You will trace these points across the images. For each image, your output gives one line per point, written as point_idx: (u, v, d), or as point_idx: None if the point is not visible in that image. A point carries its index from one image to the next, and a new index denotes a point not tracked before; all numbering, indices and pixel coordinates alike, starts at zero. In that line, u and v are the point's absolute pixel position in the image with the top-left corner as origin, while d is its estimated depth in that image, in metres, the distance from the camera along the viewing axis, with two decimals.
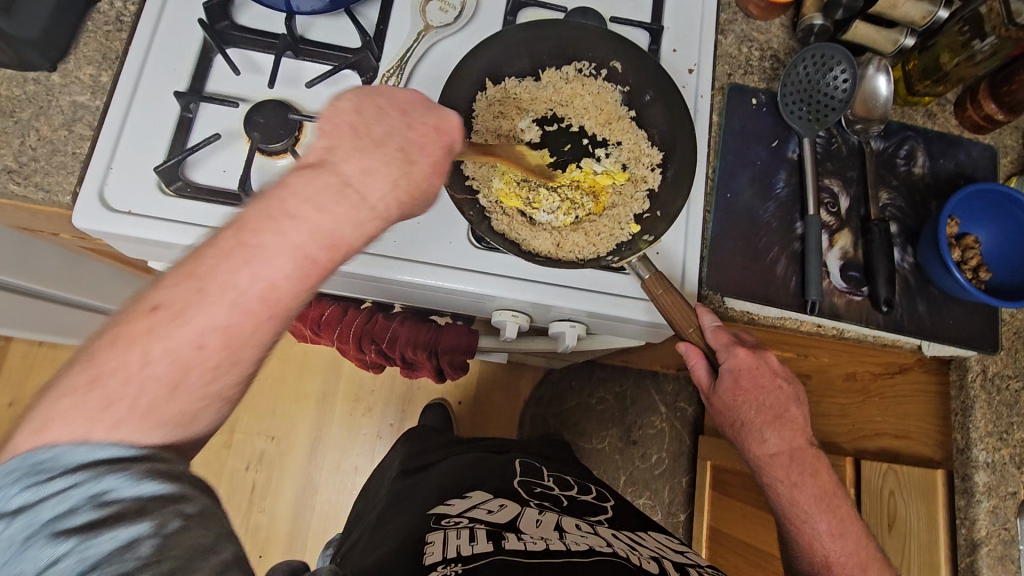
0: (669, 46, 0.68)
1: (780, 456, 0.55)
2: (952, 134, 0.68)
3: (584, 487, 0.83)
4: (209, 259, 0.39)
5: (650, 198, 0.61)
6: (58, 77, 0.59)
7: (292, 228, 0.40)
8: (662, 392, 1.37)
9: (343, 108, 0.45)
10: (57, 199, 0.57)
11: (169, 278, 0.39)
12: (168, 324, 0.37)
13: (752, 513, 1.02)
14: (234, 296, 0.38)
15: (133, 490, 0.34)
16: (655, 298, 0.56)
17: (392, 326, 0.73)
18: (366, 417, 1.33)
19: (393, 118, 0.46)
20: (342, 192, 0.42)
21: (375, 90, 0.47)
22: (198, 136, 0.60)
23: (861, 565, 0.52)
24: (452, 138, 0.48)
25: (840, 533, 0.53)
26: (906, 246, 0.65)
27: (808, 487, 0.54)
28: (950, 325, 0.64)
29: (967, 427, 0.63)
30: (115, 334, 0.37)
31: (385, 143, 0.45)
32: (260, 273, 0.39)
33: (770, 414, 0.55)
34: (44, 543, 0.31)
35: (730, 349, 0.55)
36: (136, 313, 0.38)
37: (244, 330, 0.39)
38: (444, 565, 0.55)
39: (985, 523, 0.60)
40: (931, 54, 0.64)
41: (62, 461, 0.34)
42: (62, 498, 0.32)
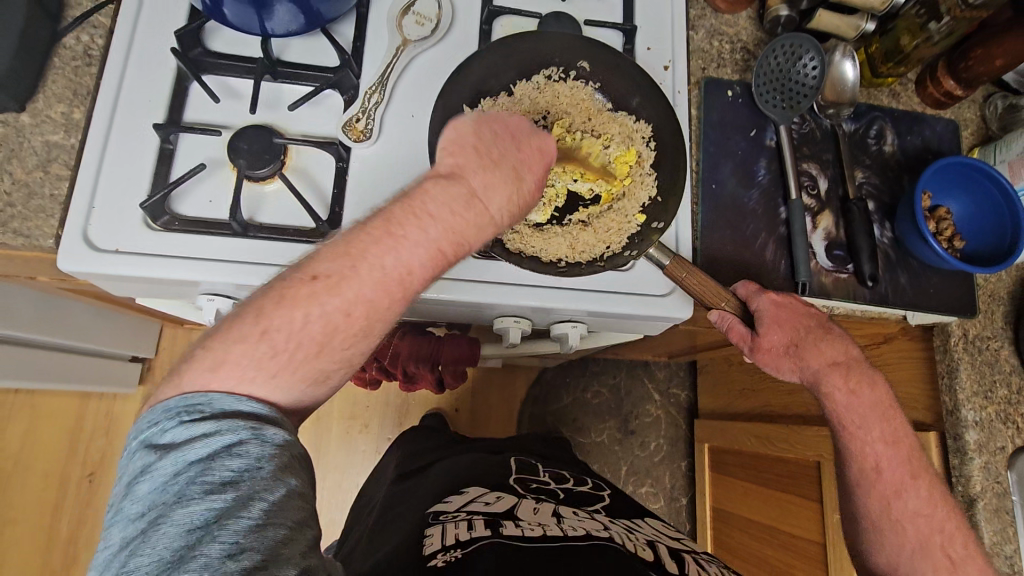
0: (643, 45, 0.69)
1: (835, 368, 0.58)
2: (916, 111, 0.72)
3: (578, 479, 0.84)
4: (365, 241, 0.43)
5: (654, 180, 0.61)
6: (28, 117, 0.57)
7: (431, 228, 0.44)
8: (654, 380, 1.40)
9: (466, 131, 0.48)
10: (39, 243, 0.56)
11: (326, 256, 0.43)
12: (326, 293, 0.42)
13: (754, 489, 1.06)
14: (379, 275, 0.43)
15: (257, 447, 0.38)
16: (678, 281, 0.58)
17: (394, 342, 0.72)
18: (363, 435, 1.32)
19: (506, 141, 0.48)
20: (470, 202, 0.45)
21: (490, 115, 0.49)
22: (181, 168, 0.59)
23: (911, 473, 0.57)
24: (550, 162, 0.51)
25: (891, 439, 0.58)
26: (884, 221, 0.67)
27: (865, 394, 0.58)
28: (930, 293, 0.66)
29: (954, 388, 0.66)
30: (279, 294, 0.42)
31: (502, 163, 0.47)
32: (404, 258, 0.43)
33: (819, 332, 0.59)
34: (185, 479, 0.36)
35: (763, 292, 0.58)
36: (296, 280, 0.42)
37: (381, 303, 0.43)
38: (444, 552, 0.56)
39: (979, 478, 0.63)
40: (891, 38, 0.67)
41: (215, 407, 0.39)
42: (206, 442, 0.37)
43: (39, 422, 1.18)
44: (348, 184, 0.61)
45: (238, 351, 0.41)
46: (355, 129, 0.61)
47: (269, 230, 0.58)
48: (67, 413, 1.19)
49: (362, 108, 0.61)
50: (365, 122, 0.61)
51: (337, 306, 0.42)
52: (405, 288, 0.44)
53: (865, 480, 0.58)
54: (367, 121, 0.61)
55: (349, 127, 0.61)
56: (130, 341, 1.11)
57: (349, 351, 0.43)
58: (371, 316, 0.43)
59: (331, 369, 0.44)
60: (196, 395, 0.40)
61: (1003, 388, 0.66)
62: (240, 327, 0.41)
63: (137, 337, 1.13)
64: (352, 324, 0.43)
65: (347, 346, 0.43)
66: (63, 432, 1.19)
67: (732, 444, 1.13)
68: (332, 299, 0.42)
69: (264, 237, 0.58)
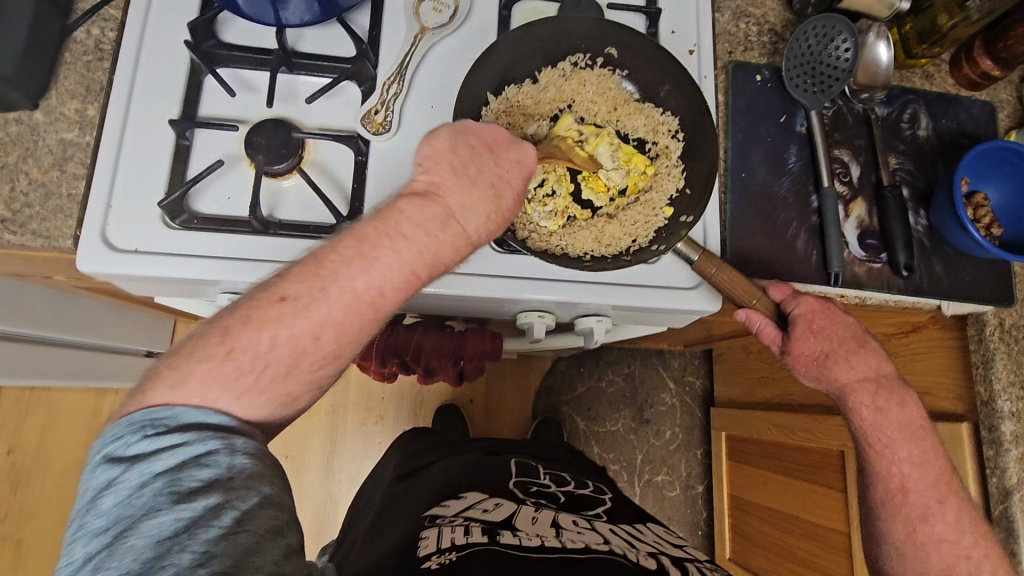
0: (667, 29, 0.67)
1: (866, 383, 0.56)
2: (950, 93, 0.69)
3: (579, 483, 0.85)
4: (335, 261, 0.43)
5: (682, 172, 0.58)
6: (41, 115, 0.56)
7: (406, 248, 0.44)
8: (668, 368, 1.39)
9: (442, 147, 0.47)
10: (59, 244, 0.55)
11: (294, 276, 0.43)
12: (292, 315, 0.42)
13: (774, 479, 1.06)
14: (351, 297, 0.43)
15: (226, 459, 0.38)
16: (708, 277, 0.56)
17: (416, 337, 0.71)
18: (378, 426, 1.32)
19: (483, 157, 0.48)
20: (446, 221, 0.46)
21: (463, 127, 0.49)
22: (198, 164, 0.58)
23: (939, 495, 0.56)
24: (531, 172, 0.50)
25: (919, 461, 0.56)
26: (919, 208, 0.65)
27: (894, 413, 0.56)
28: (967, 282, 0.64)
29: (990, 379, 0.64)
30: (245, 317, 0.42)
31: (479, 179, 0.47)
32: (376, 281, 0.43)
33: (853, 346, 0.56)
34: (149, 491, 0.35)
35: (796, 299, 0.56)
36: (263, 301, 0.42)
37: (353, 326, 0.43)
38: (437, 556, 0.57)
39: (1016, 470, 0.62)
40: (927, 17, 0.65)
41: (179, 421, 0.38)
42: (174, 453, 0.37)
43: (58, 419, 1.19)
44: (369, 179, 0.59)
45: (280, 321, 0.41)
46: (374, 121, 0.60)
47: (289, 227, 0.57)
48: (85, 408, 1.20)
49: (381, 99, 0.60)
50: (384, 115, 0.60)
51: (304, 330, 0.42)
52: (377, 310, 0.44)
53: (889, 501, 0.57)
54: (386, 112, 0.60)
55: (368, 119, 0.60)
56: (145, 336, 1.10)
57: (318, 373, 0.43)
58: (342, 341, 0.44)
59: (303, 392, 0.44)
60: (162, 408, 0.39)
61: None
62: (242, 337, 0.41)
63: (151, 332, 1.12)
64: (320, 348, 0.43)
65: (316, 369, 0.43)
66: (81, 427, 1.19)
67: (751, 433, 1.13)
68: (300, 322, 0.42)
69: (284, 234, 0.57)
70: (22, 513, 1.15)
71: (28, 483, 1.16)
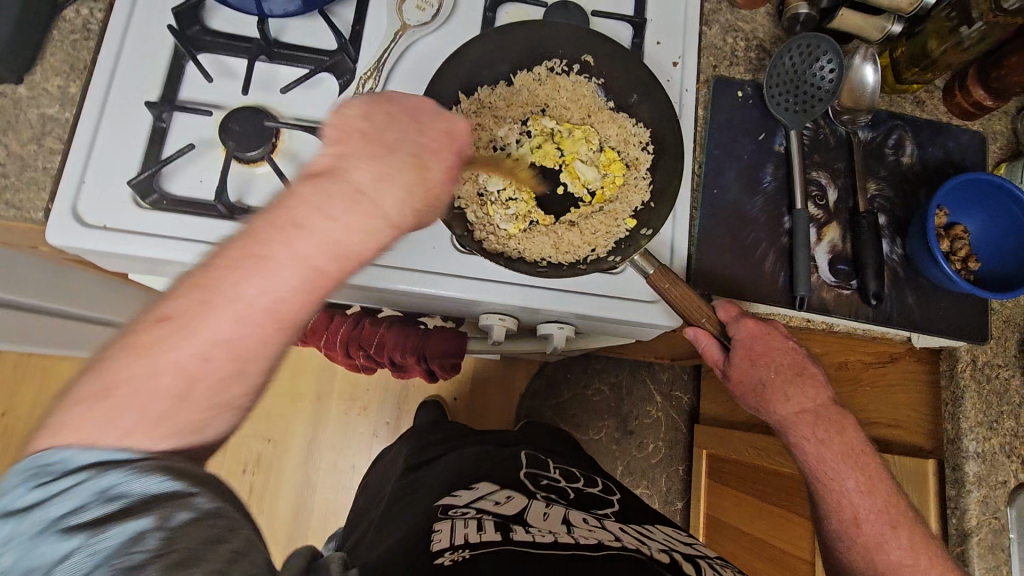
0: (653, 40, 0.66)
1: (804, 415, 0.56)
2: (941, 121, 0.68)
3: (590, 480, 0.83)
4: (214, 272, 0.38)
5: (648, 185, 0.59)
6: (25, 89, 0.58)
7: (300, 239, 0.39)
8: (657, 381, 1.38)
9: (354, 115, 0.44)
10: (31, 216, 0.56)
11: (178, 293, 0.38)
12: (172, 338, 0.37)
13: (748, 501, 1.04)
14: (243, 308, 0.38)
15: (138, 485, 0.34)
16: (661, 292, 0.55)
17: (380, 332, 0.71)
18: (361, 416, 1.33)
19: (404, 125, 0.45)
20: (354, 200, 0.41)
21: (382, 96, 0.47)
22: (173, 146, 0.59)
23: (891, 523, 0.54)
24: (463, 144, 0.47)
25: (868, 488, 0.55)
26: (895, 237, 0.64)
27: (835, 444, 0.55)
28: (939, 315, 0.63)
29: (957, 417, 0.63)
30: (126, 343, 0.37)
31: (394, 150, 0.44)
32: (270, 286, 0.38)
33: (791, 372, 0.55)
34: (54, 538, 0.32)
35: (737, 321, 0.55)
36: (144, 324, 0.38)
37: (252, 340, 0.39)
38: (450, 552, 0.55)
39: (976, 512, 0.61)
40: (918, 41, 0.63)
41: (70, 463, 0.34)
42: (7, 533, 0.32)
43: (51, 384, 1.22)
44: None
45: (167, 340, 0.37)
46: None
47: (255, 213, 0.58)
48: (77, 376, 1.23)
49: (357, 94, 0.61)
50: None
51: (190, 351, 0.37)
52: (279, 319, 0.39)
53: (844, 532, 0.55)
54: None
55: None
56: (137, 311, 1.13)
57: (223, 395, 0.38)
58: (240, 358, 0.39)
59: (206, 419, 0.38)
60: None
61: (1011, 419, 0.63)
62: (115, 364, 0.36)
63: (145, 307, 1.15)
64: (213, 369, 0.38)
65: (218, 392, 0.38)
66: None
67: (730, 452, 1.11)
68: (184, 343, 0.37)
69: (250, 221, 0.58)
70: (10, 474, 1.18)
71: (18, 445, 1.19)
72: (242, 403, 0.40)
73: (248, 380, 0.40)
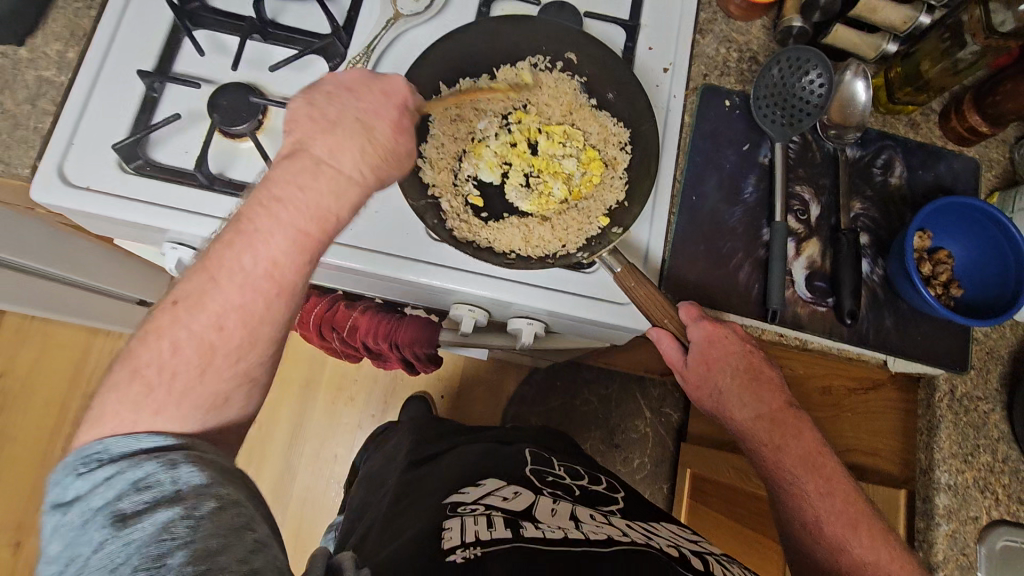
0: (645, 44, 0.66)
1: (761, 419, 0.55)
2: (935, 145, 0.67)
3: (593, 477, 0.78)
4: (215, 253, 0.42)
5: (624, 185, 0.59)
6: (25, 52, 0.60)
7: (281, 211, 0.43)
8: (647, 397, 1.37)
9: (298, 106, 0.47)
10: (17, 173, 0.58)
11: (184, 279, 0.43)
12: (186, 315, 0.41)
13: (727, 524, 1.02)
14: (243, 277, 0.42)
15: (167, 476, 0.38)
16: (627, 290, 0.55)
17: (354, 316, 0.72)
18: (347, 407, 1.33)
19: (344, 99, 0.48)
20: (317, 170, 0.45)
21: (318, 83, 0.49)
22: (161, 115, 0.60)
23: (850, 523, 0.52)
24: (404, 100, 0.49)
25: (826, 491, 0.53)
26: (877, 257, 0.62)
27: (791, 449, 0.54)
28: (917, 341, 0.61)
29: (931, 446, 0.61)
30: (145, 330, 0.42)
31: (340, 121, 0.46)
32: (262, 252, 0.42)
33: (746, 376, 0.55)
34: (93, 528, 0.36)
35: (693, 322, 0.55)
36: (159, 309, 0.42)
37: (257, 305, 0.43)
38: (462, 549, 0.53)
39: (944, 547, 0.58)
40: (913, 61, 0.62)
41: (111, 454, 0.39)
42: (108, 485, 0.37)
43: (48, 350, 1.24)
44: None
45: (183, 315, 0.41)
46: None
47: (235, 186, 0.59)
48: (74, 344, 1.25)
49: None
50: None
51: (206, 322, 0.41)
52: (277, 281, 0.43)
53: (806, 536, 0.54)
54: None
55: None
56: (135, 285, 1.15)
57: (237, 366, 0.43)
58: (248, 321, 0.42)
59: (227, 391, 0.43)
60: (91, 443, 0.39)
61: (986, 454, 0.61)
62: (141, 351, 0.41)
63: (143, 282, 1.17)
64: (228, 338, 0.42)
65: (234, 362, 0.42)
66: (69, 361, 1.25)
67: (712, 473, 1.09)
68: (196, 316, 0.41)
69: (229, 192, 0.59)
70: (1, 434, 1.20)
71: (11, 406, 1.22)
72: (186, 364, 0.41)
73: (261, 343, 0.43)
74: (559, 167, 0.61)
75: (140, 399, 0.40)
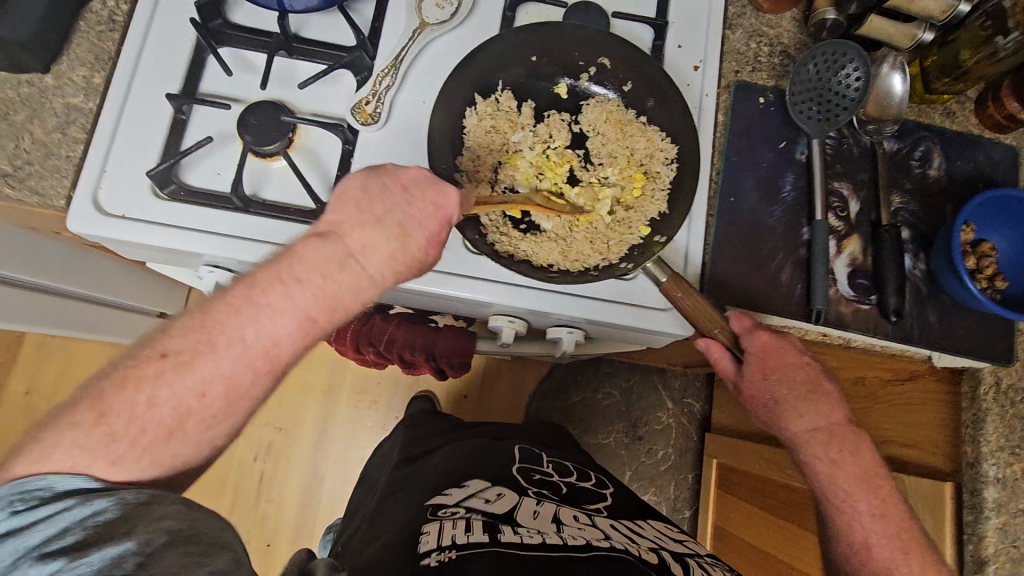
0: (674, 43, 0.65)
1: (818, 433, 0.55)
2: (971, 134, 0.66)
3: (583, 473, 0.79)
4: (216, 313, 0.43)
5: (666, 197, 0.58)
6: (51, 79, 0.59)
7: (297, 292, 0.44)
8: (669, 388, 1.35)
9: (353, 185, 0.48)
10: (52, 203, 0.57)
11: (179, 330, 0.43)
12: (171, 374, 0.41)
13: (757, 514, 1.03)
14: (243, 353, 0.43)
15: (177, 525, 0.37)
16: (675, 301, 0.55)
17: (391, 329, 0.71)
18: (371, 410, 1.34)
19: (396, 195, 0.48)
20: (343, 263, 0.46)
21: (382, 169, 0.49)
22: (191, 139, 0.60)
23: (902, 548, 0.51)
24: (451, 214, 0.49)
25: (880, 514, 0.53)
26: (918, 252, 0.62)
27: (848, 465, 0.54)
28: (961, 336, 0.61)
29: (977, 439, 0.60)
30: (121, 378, 0.41)
31: (384, 220, 0.47)
32: (266, 331, 0.43)
33: (805, 388, 0.55)
34: (21, 568, 0.35)
35: (751, 332, 0.55)
36: (141, 359, 0.41)
37: (245, 379, 0.43)
38: (438, 553, 0.54)
39: (994, 540, 0.58)
40: (951, 50, 0.61)
41: (53, 490, 0.37)
42: (49, 523, 0.36)
43: None
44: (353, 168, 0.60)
45: (168, 373, 0.41)
46: (364, 112, 0.60)
47: (271, 207, 0.59)
48: (98, 359, 1.26)
49: (373, 91, 0.60)
50: (374, 106, 0.60)
51: (188, 387, 0.41)
52: (272, 360, 0.44)
53: (853, 556, 0.53)
54: (376, 104, 0.60)
55: (358, 109, 0.60)
56: (156, 298, 1.15)
57: (204, 434, 0.42)
58: (230, 394, 0.43)
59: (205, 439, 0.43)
60: (36, 477, 0.37)
61: None
62: (114, 400, 0.40)
63: (164, 295, 1.17)
64: (207, 405, 0.42)
65: (203, 429, 0.42)
66: None
67: (740, 463, 1.09)
68: (182, 379, 0.41)
69: (265, 214, 0.58)
70: None
71: None
72: (159, 421, 0.41)
73: (238, 413, 0.44)
74: (599, 176, 0.61)
75: (96, 449, 0.39)
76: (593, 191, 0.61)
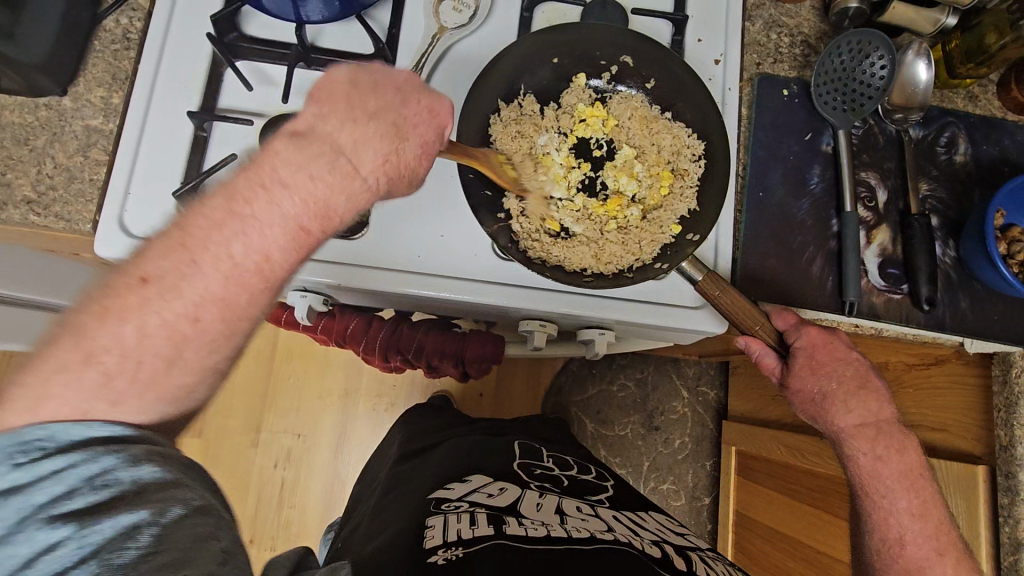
0: (693, 37, 0.65)
1: (865, 427, 0.55)
2: (995, 117, 0.65)
3: (582, 467, 0.79)
4: (180, 233, 0.37)
5: (695, 194, 0.58)
6: (69, 101, 0.58)
7: (283, 198, 0.38)
8: (683, 376, 1.37)
9: (338, 79, 0.43)
10: (79, 228, 0.57)
11: (156, 252, 0.37)
12: (160, 298, 0.36)
13: (780, 501, 1.03)
14: (229, 269, 0.38)
15: (128, 474, 0.33)
16: (711, 299, 0.54)
17: (419, 336, 0.72)
18: (389, 413, 1.30)
19: (386, 91, 0.44)
20: (333, 162, 0.40)
21: (369, 64, 0.45)
22: (214, 156, 0.59)
23: (938, 549, 0.52)
24: (446, 119, 0.46)
25: (920, 513, 0.54)
26: (948, 239, 0.62)
27: (893, 463, 0.55)
28: (994, 321, 0.61)
29: (1011, 423, 0.58)
30: (101, 308, 0.36)
31: (378, 117, 0.42)
32: (254, 245, 0.38)
33: (854, 384, 0.55)
34: (45, 528, 0.30)
35: (798, 328, 0.56)
36: (121, 286, 0.36)
37: (239, 301, 0.38)
38: (444, 549, 0.51)
39: None
40: (975, 34, 0.60)
41: (44, 440, 0.33)
42: (61, 477, 0.32)
43: None
44: None
45: (154, 299, 0.36)
46: None
47: None
48: None
49: None
50: None
51: (179, 312, 0.36)
52: (264, 278, 0.39)
53: (884, 551, 0.55)
54: None
55: None
56: None
57: (210, 359, 0.38)
58: (228, 317, 0.38)
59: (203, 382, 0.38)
60: None
61: None
62: (98, 331, 0.35)
63: None
64: (203, 330, 0.37)
65: (207, 354, 0.38)
66: None
67: (760, 450, 1.10)
68: (169, 304, 0.36)
69: None
70: None
71: None
72: (162, 345, 0.36)
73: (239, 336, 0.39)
74: (626, 170, 0.62)
75: (96, 390, 0.34)
76: (620, 190, 0.61)
